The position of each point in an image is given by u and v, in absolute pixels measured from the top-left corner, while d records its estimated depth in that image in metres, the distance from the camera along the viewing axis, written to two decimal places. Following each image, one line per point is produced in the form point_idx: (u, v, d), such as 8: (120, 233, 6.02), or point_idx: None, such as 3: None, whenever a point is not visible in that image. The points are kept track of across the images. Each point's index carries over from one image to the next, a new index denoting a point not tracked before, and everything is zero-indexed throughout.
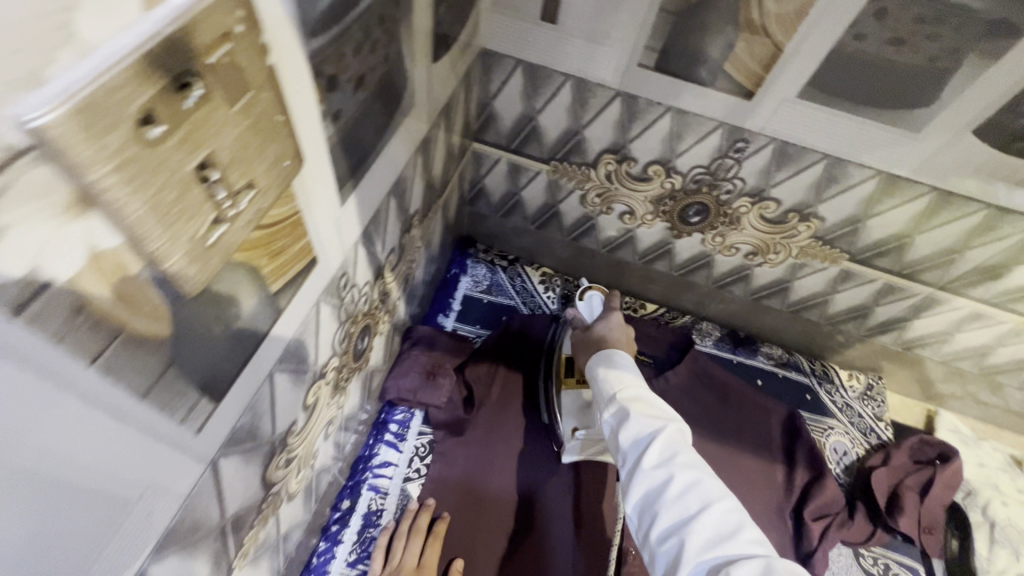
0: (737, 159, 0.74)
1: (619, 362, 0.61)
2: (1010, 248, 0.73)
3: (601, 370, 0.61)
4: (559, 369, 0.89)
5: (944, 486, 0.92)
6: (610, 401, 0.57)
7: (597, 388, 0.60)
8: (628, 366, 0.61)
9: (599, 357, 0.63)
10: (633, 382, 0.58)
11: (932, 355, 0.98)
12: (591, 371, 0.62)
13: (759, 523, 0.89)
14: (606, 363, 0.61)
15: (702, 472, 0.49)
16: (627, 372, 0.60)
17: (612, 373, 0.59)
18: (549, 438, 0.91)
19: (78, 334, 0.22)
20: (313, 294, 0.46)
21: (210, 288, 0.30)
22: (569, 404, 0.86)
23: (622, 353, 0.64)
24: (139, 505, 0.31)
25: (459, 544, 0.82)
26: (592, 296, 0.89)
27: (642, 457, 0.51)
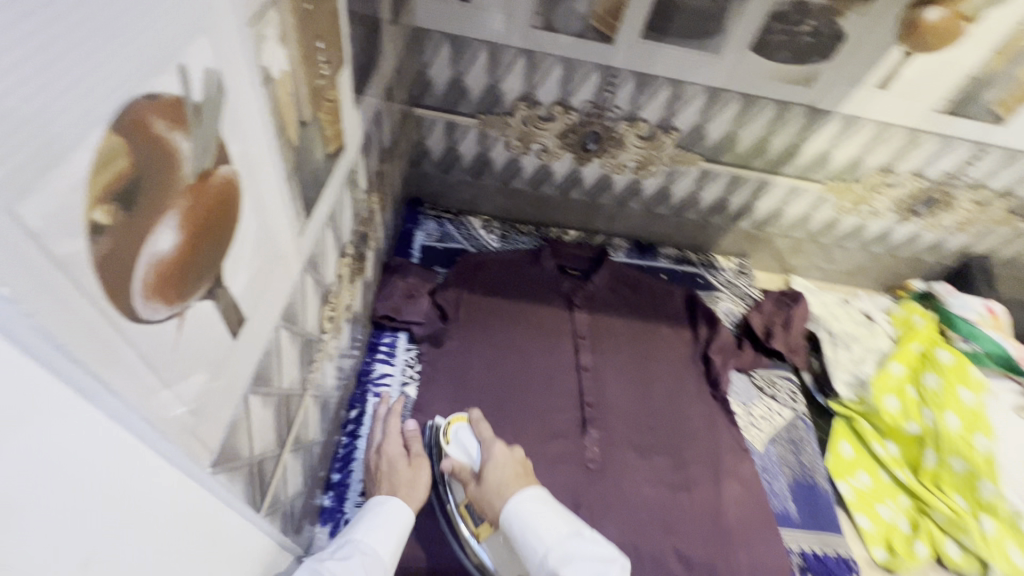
0: (612, 91, 1.03)
1: (536, 518, 0.74)
2: (797, 130, 1.08)
3: (522, 534, 0.73)
4: (467, 522, 0.86)
5: (799, 320, 1.25)
6: (544, 565, 0.70)
7: (527, 558, 0.72)
8: (545, 515, 0.74)
9: (515, 512, 0.75)
10: (553, 539, 0.71)
11: (777, 230, 1.33)
12: (513, 534, 0.74)
13: (679, 367, 1.17)
14: (524, 525, 0.73)
15: None
16: (544, 528, 0.72)
17: (532, 537, 0.72)
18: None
19: (274, 114, 0.42)
20: (341, 176, 0.66)
21: (310, 124, 0.50)
22: (490, 554, 0.84)
23: (535, 492, 0.77)
24: (280, 266, 0.50)
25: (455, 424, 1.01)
26: (456, 434, 0.90)
27: None
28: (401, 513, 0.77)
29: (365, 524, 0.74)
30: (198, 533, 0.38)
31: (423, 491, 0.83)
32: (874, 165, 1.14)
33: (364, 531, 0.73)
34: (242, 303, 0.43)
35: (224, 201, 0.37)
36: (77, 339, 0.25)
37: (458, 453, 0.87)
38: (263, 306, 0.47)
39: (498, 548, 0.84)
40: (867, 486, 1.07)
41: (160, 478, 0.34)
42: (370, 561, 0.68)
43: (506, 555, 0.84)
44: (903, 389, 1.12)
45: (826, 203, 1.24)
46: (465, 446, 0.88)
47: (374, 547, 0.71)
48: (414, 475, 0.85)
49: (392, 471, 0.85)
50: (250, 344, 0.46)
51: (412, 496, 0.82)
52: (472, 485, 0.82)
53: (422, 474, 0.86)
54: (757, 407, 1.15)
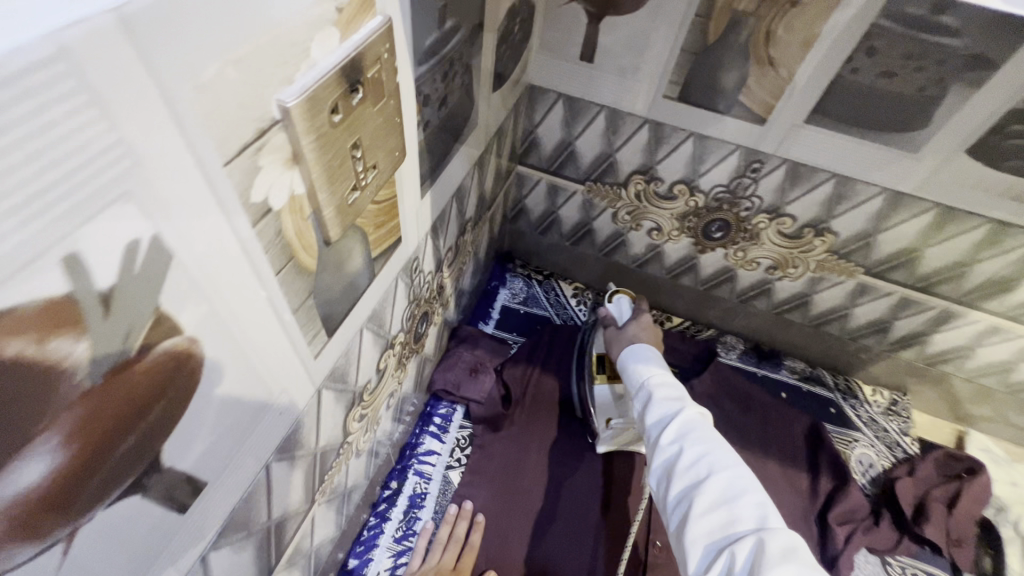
0: (754, 178, 0.84)
1: (649, 355, 0.70)
2: (1017, 261, 0.78)
3: (629, 362, 0.71)
4: (591, 367, 0.90)
5: (972, 500, 0.93)
6: (641, 387, 0.66)
7: (630, 378, 0.69)
8: (657, 358, 0.70)
9: (633, 348, 0.73)
10: (659, 369, 0.67)
11: (956, 371, 1.01)
12: (625, 361, 0.72)
13: (785, 524, 0.92)
14: (639, 357, 0.70)
15: (710, 445, 0.55)
16: (653, 366, 0.68)
17: (641, 362, 0.69)
18: (583, 432, 0.97)
19: (275, 248, 0.34)
20: (396, 270, 0.57)
21: (340, 241, 0.41)
22: (603, 398, 0.87)
23: (652, 348, 0.73)
24: (278, 401, 0.41)
25: (496, 530, 0.87)
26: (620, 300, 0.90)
27: (661, 435, 0.59)
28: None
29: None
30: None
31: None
32: None
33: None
34: (200, 472, 0.34)
35: (167, 382, 0.28)
36: None
37: (610, 312, 0.88)
38: (244, 452, 0.39)
39: (609, 396, 0.86)
40: None
41: None
42: None
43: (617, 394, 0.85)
44: None
45: None
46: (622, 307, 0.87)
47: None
48: None
49: None
50: (214, 503, 0.38)
51: None
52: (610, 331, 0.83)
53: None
54: None
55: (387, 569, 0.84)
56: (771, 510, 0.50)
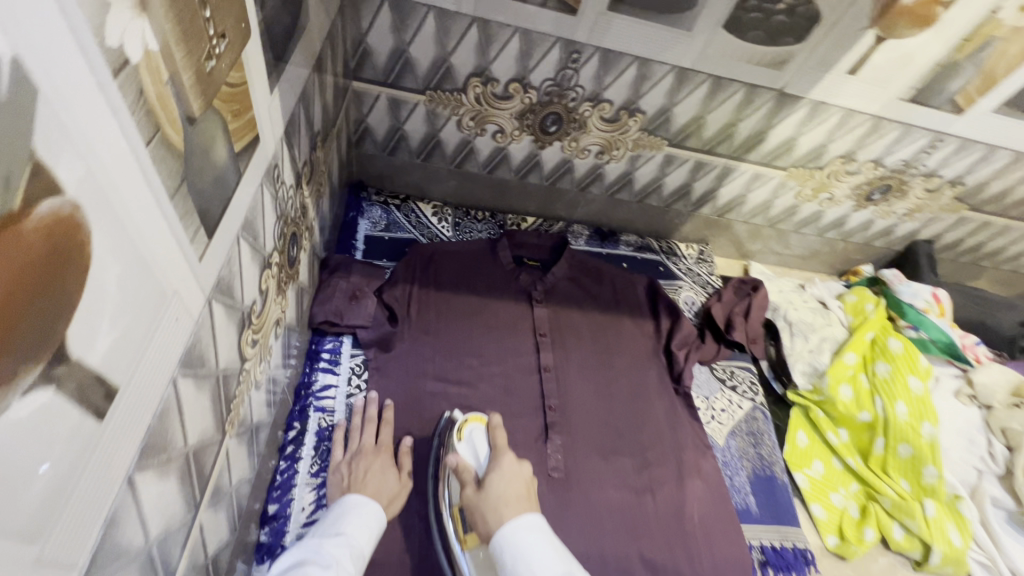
0: (575, 68, 0.94)
1: (535, 538, 0.68)
2: (764, 117, 1.03)
3: (508, 561, 0.66)
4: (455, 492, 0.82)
5: (758, 308, 1.24)
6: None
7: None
8: (540, 551, 0.66)
9: (515, 534, 0.68)
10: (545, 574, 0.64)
11: (738, 217, 1.30)
12: (510, 561, 0.66)
13: (642, 362, 1.13)
14: (529, 544, 0.67)
15: None
16: (536, 559, 0.65)
17: (535, 560, 0.65)
18: None
19: (139, 111, 0.31)
20: (259, 175, 0.54)
21: (202, 119, 0.38)
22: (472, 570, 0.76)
23: (530, 518, 0.70)
24: (173, 304, 0.39)
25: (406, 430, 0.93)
26: (471, 432, 0.87)
27: None
28: (381, 519, 0.76)
29: (353, 515, 0.74)
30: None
31: (398, 507, 0.81)
32: (836, 152, 1.11)
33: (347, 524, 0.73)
34: (111, 372, 0.32)
35: (58, 251, 0.26)
36: None
37: (465, 452, 0.84)
38: (150, 359, 0.37)
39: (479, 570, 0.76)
40: (821, 475, 1.09)
41: None
42: (357, 556, 0.69)
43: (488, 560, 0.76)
44: (857, 377, 1.13)
45: (787, 191, 1.21)
46: (475, 446, 0.86)
47: (357, 542, 0.71)
48: (395, 487, 0.82)
49: (358, 481, 0.80)
50: (133, 412, 0.35)
51: (381, 491, 0.80)
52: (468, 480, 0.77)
53: (392, 481, 0.82)
54: (718, 401, 1.14)
55: (312, 502, 0.83)
56: None
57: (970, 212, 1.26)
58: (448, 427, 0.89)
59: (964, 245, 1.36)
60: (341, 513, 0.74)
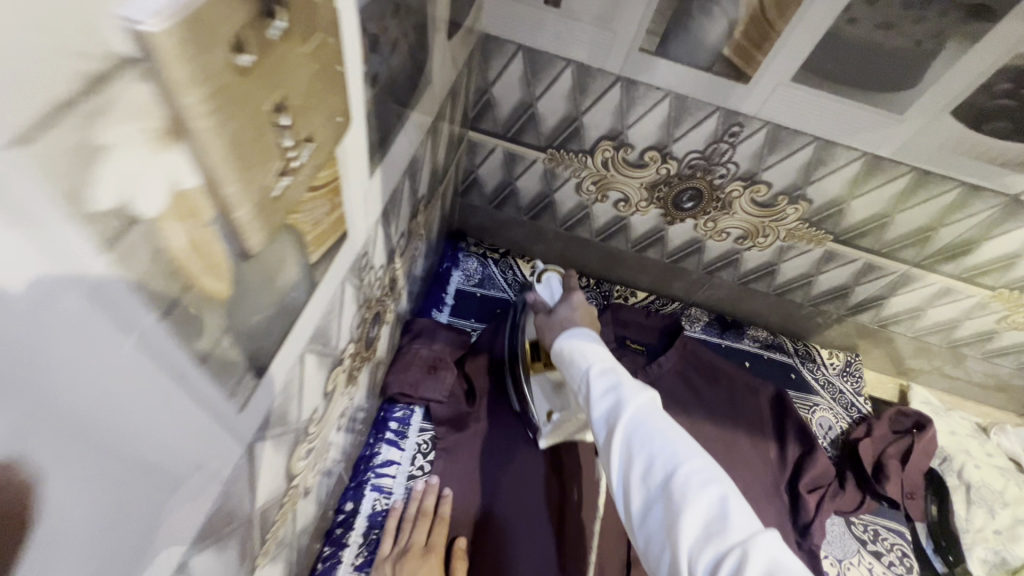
0: (732, 143, 0.77)
1: (587, 340, 0.61)
2: (980, 225, 0.78)
3: (564, 367, 0.61)
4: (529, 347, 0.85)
5: (921, 453, 0.97)
6: (582, 383, 0.56)
7: (569, 373, 0.59)
8: (593, 346, 0.60)
9: (568, 336, 0.63)
10: (596, 359, 0.57)
11: (906, 331, 1.04)
12: (559, 357, 0.62)
13: (760, 498, 0.91)
14: (575, 346, 0.60)
15: (668, 446, 0.47)
16: (590, 353, 0.59)
17: (579, 351, 0.59)
18: (521, 425, 0.88)
19: (153, 282, 0.21)
20: (344, 270, 0.45)
21: (266, 250, 0.28)
22: (537, 390, 0.83)
23: (584, 331, 0.63)
24: (191, 483, 0.29)
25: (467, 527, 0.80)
26: (550, 277, 0.84)
27: (610, 432, 0.51)
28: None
29: None
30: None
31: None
32: None
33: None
34: None
35: None
36: None
37: (542, 292, 0.82)
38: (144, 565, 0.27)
39: (548, 386, 0.82)
40: None
41: None
42: None
43: (551, 383, 0.82)
44: None
45: (987, 313, 0.94)
46: (552, 288, 0.82)
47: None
48: None
49: None
50: None
51: None
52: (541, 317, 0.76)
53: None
54: (853, 568, 0.88)
55: None
56: (748, 509, 0.43)
57: None
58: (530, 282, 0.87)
59: None
60: None
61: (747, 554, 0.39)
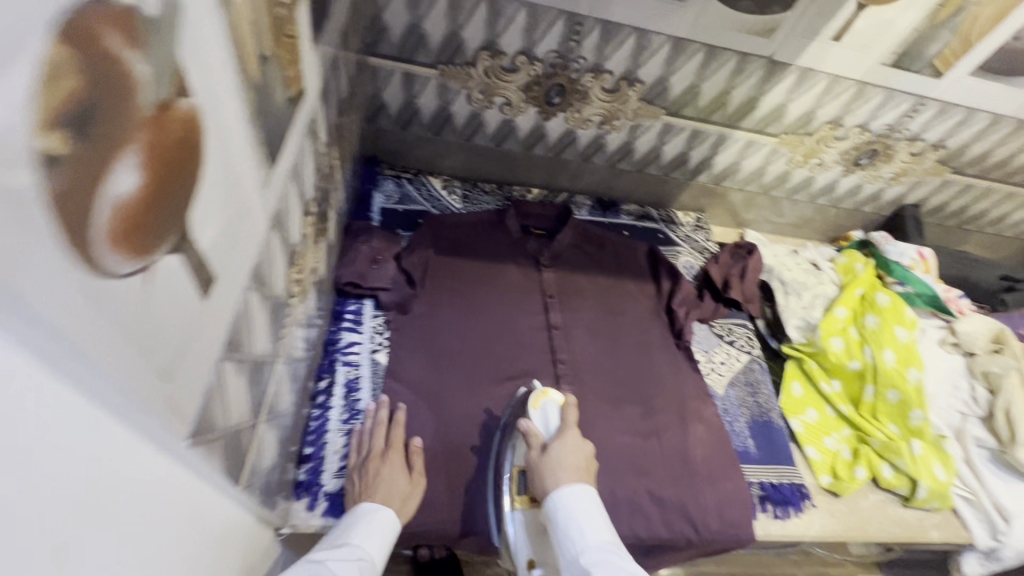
0: (578, 40, 1.00)
1: (576, 514, 0.75)
2: (755, 84, 1.10)
3: (561, 524, 0.74)
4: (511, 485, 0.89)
5: (753, 270, 1.31)
6: (577, 559, 0.71)
7: (564, 554, 0.73)
8: (587, 516, 0.74)
9: (559, 497, 0.76)
10: (593, 540, 0.72)
11: (733, 184, 1.37)
12: (554, 530, 0.76)
13: (645, 320, 1.21)
14: (569, 516, 0.74)
15: None
16: (587, 527, 0.73)
17: (573, 529, 0.73)
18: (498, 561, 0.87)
19: (234, 40, 0.37)
20: (303, 126, 0.61)
21: (271, 61, 0.45)
22: (519, 528, 0.85)
23: (584, 488, 0.78)
24: (247, 220, 0.46)
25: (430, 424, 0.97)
26: (546, 407, 0.91)
27: None
28: (394, 522, 0.79)
29: (363, 527, 0.76)
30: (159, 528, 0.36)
31: (411, 506, 0.84)
32: (824, 118, 1.18)
33: (358, 531, 0.75)
34: (211, 258, 0.39)
35: (187, 141, 0.32)
36: (49, 302, 0.22)
37: (538, 421, 0.90)
38: (233, 262, 0.43)
39: (527, 528, 0.84)
40: (815, 421, 1.16)
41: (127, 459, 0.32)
42: (366, 565, 0.71)
43: (536, 526, 0.85)
44: (847, 330, 1.20)
45: (779, 157, 1.28)
46: (548, 417, 0.90)
47: (368, 551, 0.73)
48: (407, 487, 0.85)
49: (371, 487, 0.83)
50: (222, 300, 0.42)
51: (393, 490, 0.83)
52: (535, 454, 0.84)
53: (402, 483, 0.84)
54: (717, 354, 1.21)
55: (344, 446, 0.91)
56: None
57: (953, 175, 1.33)
58: (524, 401, 0.95)
59: (948, 208, 1.43)
60: (351, 524, 0.77)
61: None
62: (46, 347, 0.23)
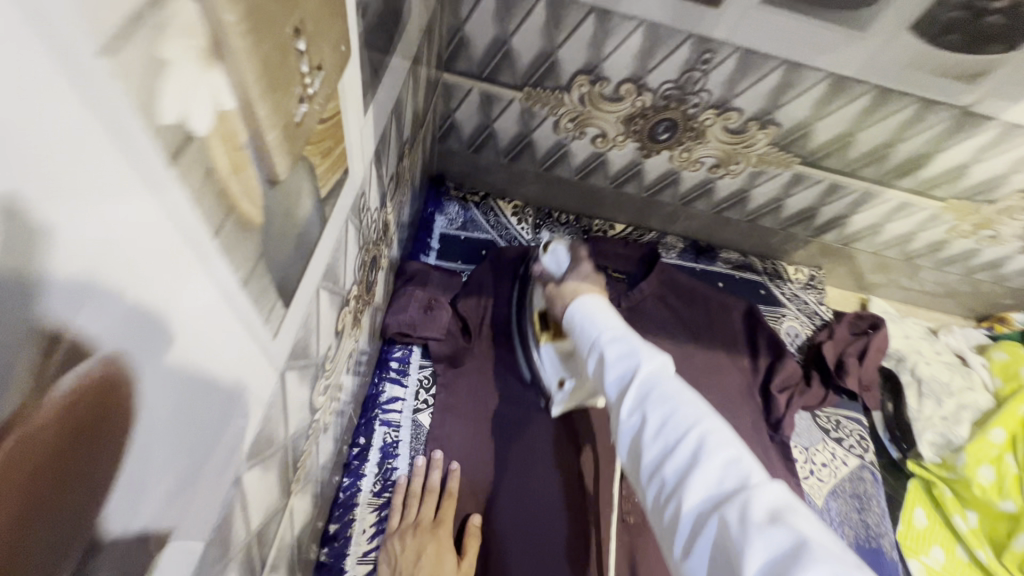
0: (704, 71, 0.79)
1: (599, 312, 0.63)
2: (933, 139, 0.83)
3: (573, 335, 0.64)
4: (534, 328, 0.85)
5: (876, 350, 1.06)
6: (592, 346, 0.59)
7: (584, 340, 0.61)
8: (607, 315, 0.62)
9: (578, 306, 0.66)
10: (610, 325, 0.59)
11: (866, 247, 1.11)
12: (574, 329, 0.65)
13: (737, 400, 0.99)
14: (587, 320, 0.63)
15: (674, 403, 0.47)
16: (601, 320, 0.61)
17: (587, 327, 0.62)
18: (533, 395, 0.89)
19: (206, 197, 0.22)
20: (347, 207, 0.46)
21: (289, 177, 0.30)
22: (549, 359, 0.83)
23: (594, 296, 0.67)
24: (238, 403, 0.32)
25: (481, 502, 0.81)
26: (556, 251, 0.85)
27: (619, 394, 0.52)
28: None
29: None
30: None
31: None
32: (1017, 186, 0.90)
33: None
34: (152, 523, 0.25)
35: (70, 432, 0.18)
36: None
37: (549, 264, 0.83)
38: (209, 474, 0.30)
39: (556, 356, 0.82)
40: (940, 564, 0.93)
41: None
42: None
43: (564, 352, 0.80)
44: (1001, 459, 0.94)
45: (939, 224, 1.01)
46: (558, 258, 0.83)
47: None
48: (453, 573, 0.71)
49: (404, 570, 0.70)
50: (182, 539, 0.29)
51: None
52: (550, 289, 0.78)
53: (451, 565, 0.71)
54: (819, 453, 1.00)
55: (373, 524, 0.80)
56: (748, 463, 0.43)
57: None
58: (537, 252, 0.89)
59: None
60: None
61: (751, 502, 0.39)
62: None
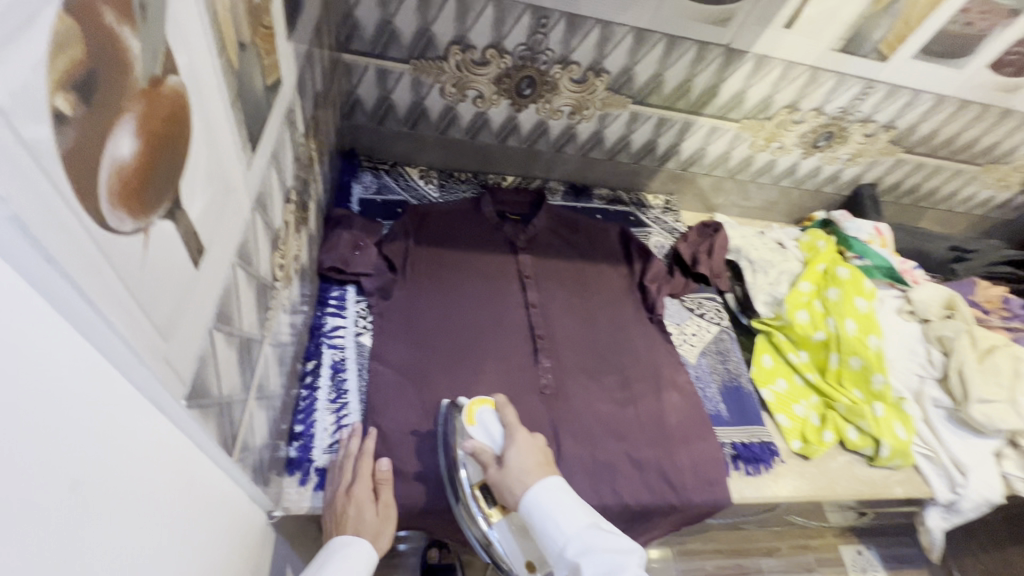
0: (544, 33, 1.05)
1: (556, 503, 0.72)
2: (715, 71, 1.15)
3: (540, 523, 0.71)
4: (478, 499, 0.81)
5: (720, 246, 1.36)
6: (562, 559, 0.68)
7: (547, 546, 0.70)
8: (564, 504, 0.72)
9: (537, 496, 0.73)
10: (577, 532, 0.69)
11: (700, 170, 1.43)
12: (532, 522, 0.72)
13: (620, 295, 1.25)
14: (548, 514, 0.71)
15: None
16: (564, 519, 0.70)
17: (553, 529, 0.70)
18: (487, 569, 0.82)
19: (214, 28, 0.40)
20: (281, 113, 0.64)
21: (249, 48, 0.48)
22: (504, 535, 0.79)
23: (551, 483, 0.74)
24: (232, 198, 0.48)
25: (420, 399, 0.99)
26: (484, 416, 0.85)
27: None
28: (369, 552, 0.78)
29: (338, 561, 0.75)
30: (153, 486, 0.38)
31: (386, 538, 0.82)
32: (782, 103, 1.25)
33: (331, 569, 0.73)
34: (201, 230, 0.41)
35: (176, 117, 0.35)
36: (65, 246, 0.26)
37: (480, 434, 0.83)
38: (222, 236, 0.47)
39: (511, 535, 0.79)
40: (784, 390, 1.22)
41: (135, 410, 0.35)
42: None
43: (518, 531, 0.79)
44: (811, 303, 1.27)
45: (742, 142, 1.34)
46: (488, 428, 0.83)
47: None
48: (375, 521, 0.81)
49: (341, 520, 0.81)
50: (213, 271, 0.45)
51: (363, 522, 0.81)
52: (491, 467, 0.78)
53: (370, 515, 0.81)
54: (689, 326, 1.27)
55: (333, 423, 0.94)
56: None
57: (904, 154, 1.41)
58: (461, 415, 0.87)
59: (903, 185, 1.51)
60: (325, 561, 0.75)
61: None
62: (51, 276, 0.26)
